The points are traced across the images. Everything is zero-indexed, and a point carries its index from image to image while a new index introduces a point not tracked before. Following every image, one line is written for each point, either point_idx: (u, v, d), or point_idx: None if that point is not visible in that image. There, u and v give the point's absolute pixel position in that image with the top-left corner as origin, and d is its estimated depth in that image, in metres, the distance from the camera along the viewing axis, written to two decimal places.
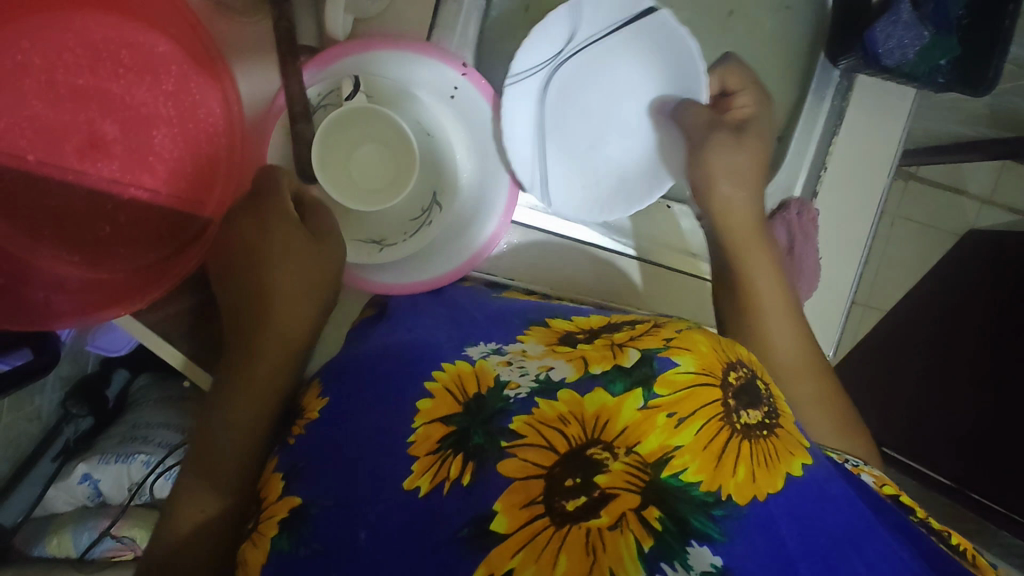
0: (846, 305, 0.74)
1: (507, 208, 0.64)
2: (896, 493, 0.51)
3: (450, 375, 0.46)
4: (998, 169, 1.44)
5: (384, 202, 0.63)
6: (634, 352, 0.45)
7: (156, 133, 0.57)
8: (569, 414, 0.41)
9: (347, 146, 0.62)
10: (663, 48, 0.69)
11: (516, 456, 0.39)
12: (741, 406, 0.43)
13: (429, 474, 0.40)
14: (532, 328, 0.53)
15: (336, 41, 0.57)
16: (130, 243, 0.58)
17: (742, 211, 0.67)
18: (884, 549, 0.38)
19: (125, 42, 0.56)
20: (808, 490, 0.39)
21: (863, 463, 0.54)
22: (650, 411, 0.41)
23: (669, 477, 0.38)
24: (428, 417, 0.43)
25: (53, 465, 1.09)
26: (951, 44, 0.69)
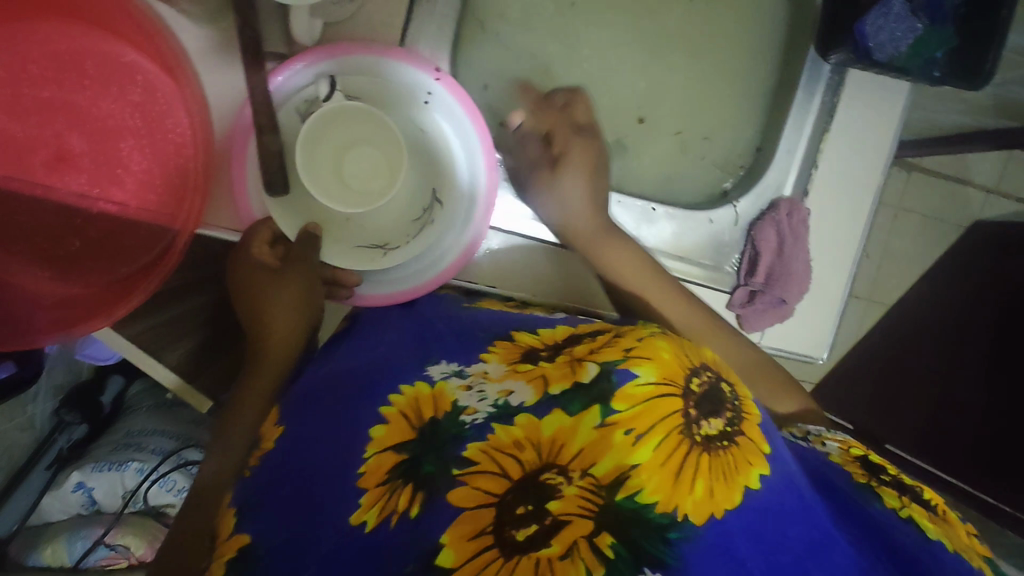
0: (841, 306, 0.71)
1: (452, 234, 0.61)
2: (864, 454, 0.50)
3: (406, 399, 0.46)
4: (1003, 159, 1.40)
5: (370, 203, 0.57)
6: (593, 366, 0.43)
7: (124, 146, 0.56)
8: (525, 439, 0.40)
9: (331, 158, 0.57)
10: (439, 103, 0.60)
11: (468, 485, 0.38)
12: (703, 416, 0.40)
13: (377, 508, 0.40)
14: (497, 343, 0.52)
15: (308, 48, 0.55)
16: (100, 257, 0.57)
17: (583, 225, 0.67)
18: (850, 557, 0.37)
19: (90, 52, 0.55)
20: (768, 503, 0.38)
21: (828, 433, 0.54)
22: (608, 428, 0.39)
23: (624, 499, 0.37)
24: (379, 446, 0.43)
25: (45, 475, 1.08)
26: (946, 36, 0.66)
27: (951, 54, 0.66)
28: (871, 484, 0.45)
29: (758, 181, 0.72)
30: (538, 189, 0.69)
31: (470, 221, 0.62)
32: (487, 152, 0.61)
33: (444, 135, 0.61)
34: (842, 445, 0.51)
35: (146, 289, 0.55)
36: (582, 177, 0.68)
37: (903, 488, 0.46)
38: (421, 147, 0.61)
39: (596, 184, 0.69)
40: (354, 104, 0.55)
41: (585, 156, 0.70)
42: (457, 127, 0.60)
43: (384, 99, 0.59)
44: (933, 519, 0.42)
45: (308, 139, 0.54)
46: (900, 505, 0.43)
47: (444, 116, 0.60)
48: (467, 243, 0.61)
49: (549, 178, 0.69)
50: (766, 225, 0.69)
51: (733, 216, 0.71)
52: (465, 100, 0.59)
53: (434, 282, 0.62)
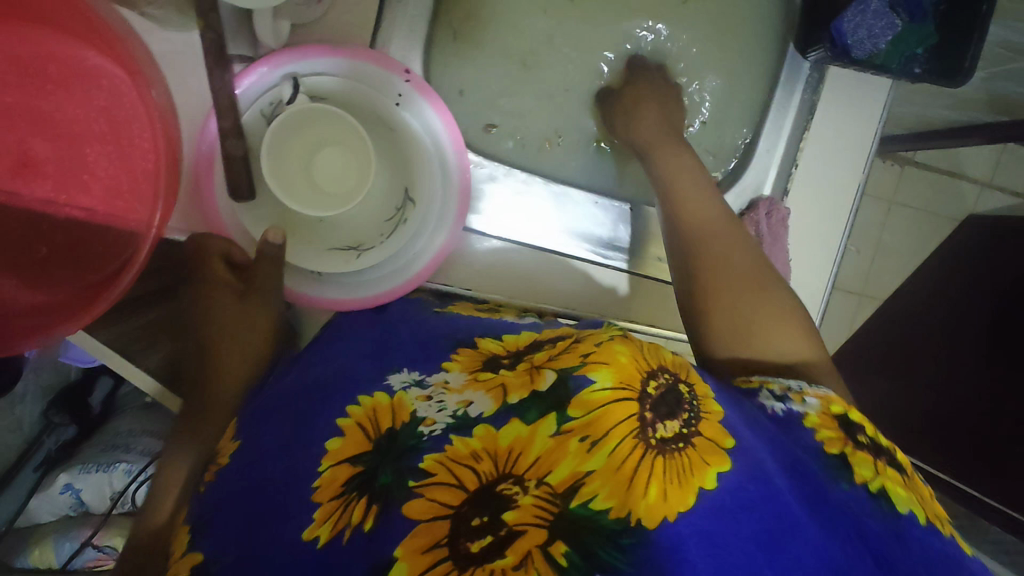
0: (822, 304, 0.71)
1: (423, 235, 0.59)
2: (843, 411, 0.47)
3: (364, 410, 0.46)
4: (997, 153, 1.39)
5: (339, 205, 0.56)
6: (551, 373, 0.44)
7: (90, 151, 0.56)
8: (483, 451, 0.40)
9: (302, 155, 0.56)
10: (408, 102, 0.58)
11: (423, 497, 0.39)
12: (658, 420, 0.40)
13: (330, 522, 0.40)
14: (459, 352, 0.52)
15: (269, 52, 0.53)
16: (69, 263, 0.57)
17: (643, 135, 0.68)
18: (803, 547, 0.38)
19: (52, 56, 0.54)
20: (723, 501, 0.38)
21: (807, 387, 0.50)
22: (563, 436, 0.40)
23: (578, 507, 0.37)
24: (334, 459, 0.43)
25: (34, 476, 1.09)
26: (925, 32, 0.65)
27: (931, 50, 0.65)
28: (848, 451, 0.44)
29: (734, 182, 0.72)
30: (608, 108, 0.72)
31: (443, 222, 0.60)
32: (457, 150, 0.59)
33: (415, 133, 0.59)
34: (824, 401, 0.48)
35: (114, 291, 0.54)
36: (656, 96, 0.70)
37: (879, 450, 0.46)
38: (393, 149, 0.60)
39: (667, 110, 0.71)
40: (321, 106, 0.54)
41: (648, 84, 0.71)
42: (426, 124, 0.58)
43: (352, 101, 0.57)
44: (905, 486, 0.44)
45: (273, 139, 0.53)
46: (873, 477, 0.43)
47: (414, 115, 0.58)
48: (439, 248, 0.60)
49: (615, 95, 0.72)
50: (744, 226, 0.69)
51: None
52: (435, 102, 0.58)
53: (407, 286, 0.60)
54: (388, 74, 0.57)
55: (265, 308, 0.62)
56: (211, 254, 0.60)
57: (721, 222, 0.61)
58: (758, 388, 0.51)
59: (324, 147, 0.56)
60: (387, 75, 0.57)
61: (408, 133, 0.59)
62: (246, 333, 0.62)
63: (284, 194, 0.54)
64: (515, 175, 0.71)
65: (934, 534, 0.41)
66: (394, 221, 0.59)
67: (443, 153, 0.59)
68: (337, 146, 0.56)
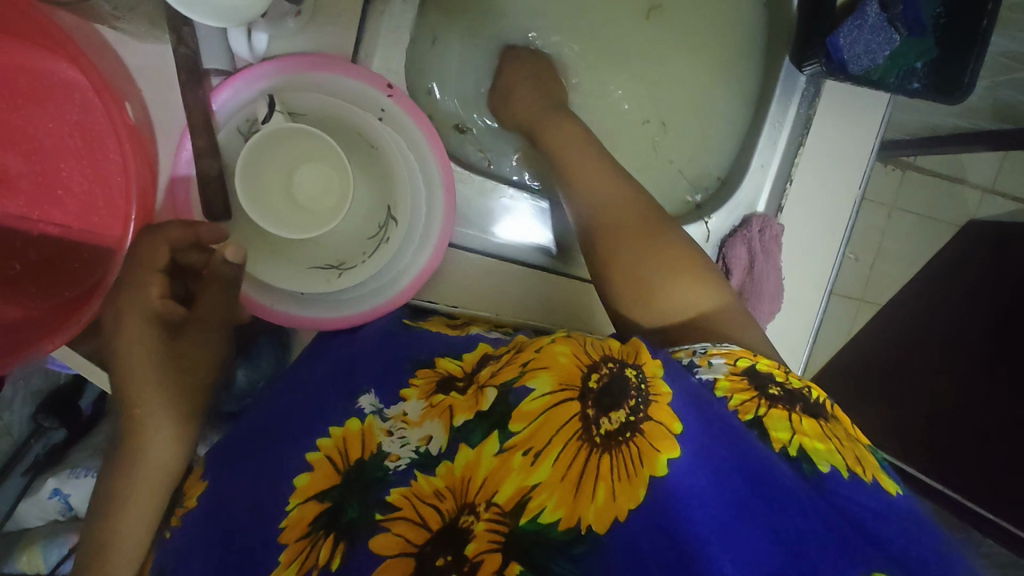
0: (818, 318, 0.69)
1: (407, 255, 0.58)
2: (749, 363, 0.49)
3: (333, 442, 0.50)
4: (1000, 159, 1.37)
5: (320, 226, 0.54)
6: (492, 391, 0.48)
7: (64, 167, 0.54)
8: (445, 487, 0.44)
9: (280, 176, 0.54)
10: (393, 117, 0.57)
11: (390, 532, 0.42)
12: (601, 414, 0.43)
13: (297, 563, 0.43)
14: (418, 374, 0.55)
15: (249, 67, 0.52)
16: (40, 280, 0.55)
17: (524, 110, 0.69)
18: (750, 535, 0.37)
19: (21, 68, 0.52)
20: (671, 492, 0.38)
21: (713, 345, 0.52)
22: (506, 453, 0.44)
23: (527, 523, 0.39)
24: (301, 496, 0.47)
25: (23, 480, 1.08)
26: (927, 46, 0.63)
27: (931, 64, 0.64)
28: (762, 413, 0.46)
29: (732, 197, 0.69)
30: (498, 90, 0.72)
31: (427, 239, 0.58)
32: (442, 164, 0.58)
33: (398, 148, 0.57)
34: (729, 360, 0.49)
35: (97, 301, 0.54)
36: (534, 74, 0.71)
37: (792, 398, 0.47)
38: (370, 164, 0.58)
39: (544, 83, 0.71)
40: (296, 125, 0.52)
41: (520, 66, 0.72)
42: (410, 138, 0.57)
43: (331, 117, 0.56)
44: (824, 438, 0.44)
45: (249, 158, 0.50)
46: (789, 438, 0.44)
47: (399, 131, 0.57)
48: (425, 266, 0.58)
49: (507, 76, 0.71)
50: (737, 242, 0.67)
51: (704, 233, 0.68)
52: (421, 118, 0.57)
53: (394, 303, 0.59)
54: (370, 89, 0.56)
55: (214, 340, 0.55)
56: (149, 271, 0.51)
57: (615, 190, 0.60)
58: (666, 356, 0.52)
59: (300, 164, 0.55)
60: (367, 90, 0.56)
61: (392, 148, 0.57)
62: (184, 373, 0.53)
63: (261, 215, 0.52)
64: (503, 190, 0.68)
65: (859, 487, 0.42)
66: (375, 238, 0.57)
67: (427, 166, 0.58)
68: (313, 160, 0.54)
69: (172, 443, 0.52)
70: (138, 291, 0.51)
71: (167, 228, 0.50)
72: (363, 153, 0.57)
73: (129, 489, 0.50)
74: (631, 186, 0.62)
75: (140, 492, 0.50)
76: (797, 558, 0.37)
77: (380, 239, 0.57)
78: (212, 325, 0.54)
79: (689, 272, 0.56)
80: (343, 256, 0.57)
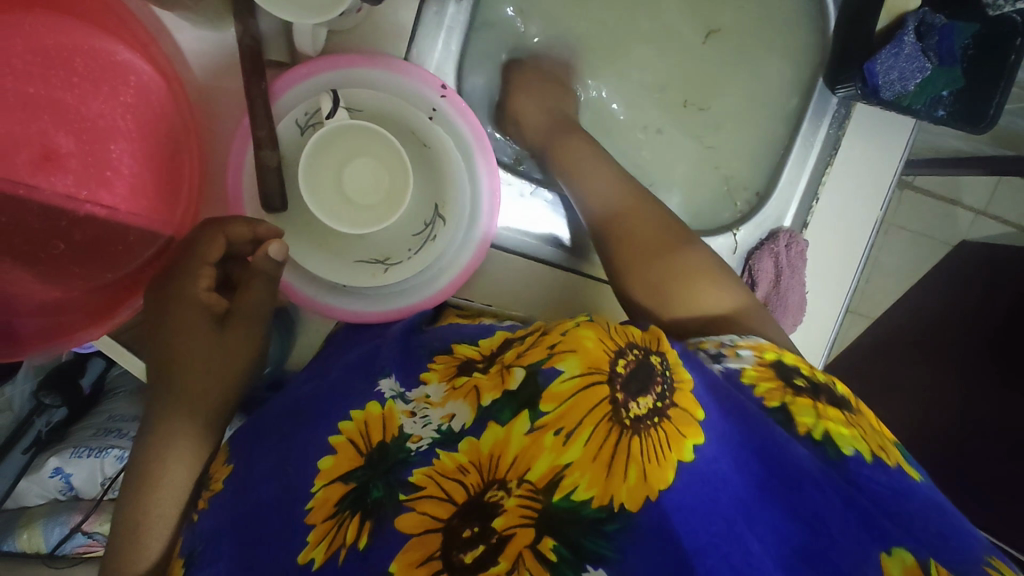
0: (832, 334, 0.72)
1: (452, 255, 0.59)
2: (777, 357, 0.49)
3: (356, 426, 0.48)
4: (994, 183, 1.41)
5: (375, 223, 0.55)
6: (520, 371, 0.45)
7: (114, 147, 0.54)
8: (469, 462, 0.42)
9: (331, 169, 0.55)
10: (444, 118, 0.57)
11: (414, 510, 0.41)
12: (631, 398, 0.41)
13: (324, 544, 0.42)
14: (436, 360, 0.53)
15: (306, 59, 0.53)
16: (86, 261, 0.55)
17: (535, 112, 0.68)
18: (774, 518, 0.39)
19: (79, 49, 0.52)
20: (699, 474, 0.39)
21: (739, 337, 0.51)
22: (537, 432, 0.41)
23: (561, 500, 0.38)
24: (327, 478, 0.46)
25: (24, 458, 1.05)
26: (954, 75, 0.65)
27: (957, 94, 0.66)
28: (787, 401, 0.45)
29: (757, 211, 0.72)
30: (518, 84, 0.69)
31: (467, 238, 0.59)
32: (490, 172, 0.59)
33: (448, 149, 0.58)
34: (756, 352, 0.50)
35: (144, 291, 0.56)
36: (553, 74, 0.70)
37: (818, 389, 0.47)
38: (426, 161, 0.59)
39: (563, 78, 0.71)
40: (357, 122, 0.53)
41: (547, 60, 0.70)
42: (459, 138, 0.58)
43: (384, 112, 0.57)
44: (848, 424, 0.44)
45: (310, 156, 0.53)
46: (815, 423, 0.44)
47: (449, 130, 0.58)
48: (467, 265, 0.59)
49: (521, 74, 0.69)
50: (765, 255, 0.69)
51: (732, 244, 0.71)
52: (469, 119, 0.57)
53: (432, 300, 0.59)
54: (422, 87, 0.56)
55: (253, 334, 0.54)
56: (201, 262, 0.52)
57: (619, 190, 0.62)
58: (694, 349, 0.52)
59: (354, 158, 0.56)
60: (419, 87, 0.56)
61: (444, 148, 0.58)
62: (225, 364, 0.52)
63: (318, 207, 0.53)
64: (542, 193, 0.69)
65: (880, 469, 0.42)
66: (419, 233, 0.59)
67: (472, 165, 0.58)
68: (363, 152, 0.55)
69: (205, 425, 0.52)
70: (186, 281, 0.52)
71: (227, 224, 0.52)
72: (419, 149, 0.59)
73: (160, 474, 0.49)
74: (633, 187, 0.62)
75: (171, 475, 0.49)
76: (817, 536, 0.38)
77: (429, 237, 0.59)
78: (256, 320, 0.54)
79: (712, 282, 0.56)
80: (387, 250, 0.58)
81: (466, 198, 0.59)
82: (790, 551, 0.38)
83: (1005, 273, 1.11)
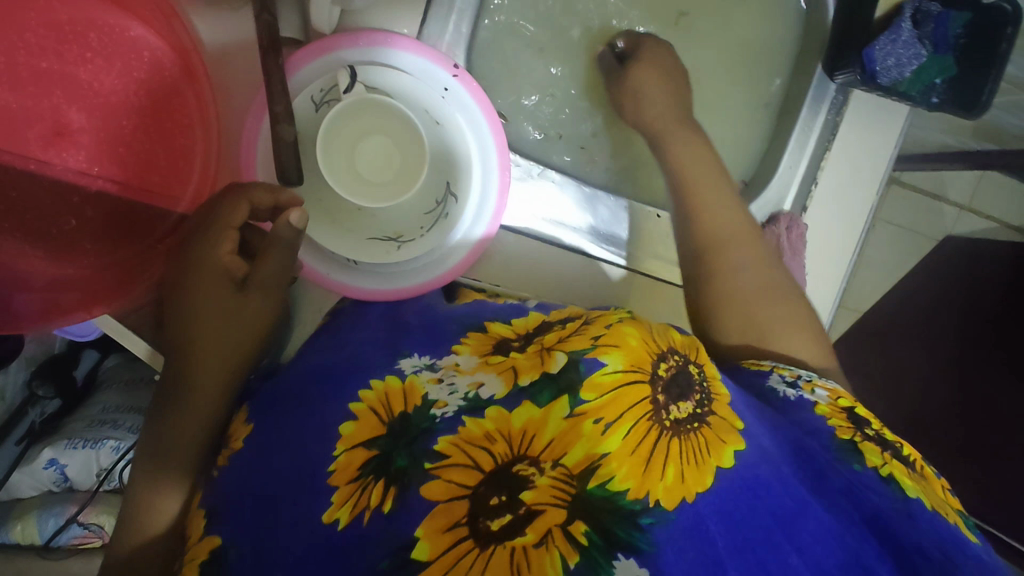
0: (830, 317, 0.73)
1: (462, 232, 0.60)
2: (850, 406, 0.50)
3: (376, 395, 0.48)
4: (977, 179, 1.44)
5: (390, 198, 0.58)
6: (562, 356, 0.47)
7: (126, 124, 0.54)
8: (495, 431, 0.43)
9: (349, 141, 0.57)
10: (458, 97, 0.58)
11: (440, 479, 0.41)
12: (670, 402, 0.44)
13: (349, 506, 0.42)
14: (469, 335, 0.55)
15: (322, 36, 0.53)
16: (98, 237, 0.55)
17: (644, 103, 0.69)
18: (815, 529, 0.40)
19: (93, 23, 0.52)
20: (737, 483, 0.41)
21: (817, 377, 0.53)
22: (576, 418, 0.43)
23: (595, 488, 0.39)
24: (349, 442, 0.45)
25: (15, 450, 0.97)
26: (946, 64, 0.68)
27: (949, 81, 0.69)
28: (857, 439, 0.47)
29: (758, 195, 0.74)
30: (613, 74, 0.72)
31: (479, 215, 0.60)
32: (501, 152, 0.59)
33: (460, 126, 0.59)
34: (831, 394, 0.51)
35: (152, 277, 0.57)
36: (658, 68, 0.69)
37: (885, 442, 0.48)
38: (443, 154, 0.60)
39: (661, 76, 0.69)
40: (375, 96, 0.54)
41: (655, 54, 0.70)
42: (472, 116, 0.59)
43: (398, 91, 0.58)
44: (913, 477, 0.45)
45: (329, 129, 0.54)
46: (881, 462, 0.45)
47: (463, 110, 0.58)
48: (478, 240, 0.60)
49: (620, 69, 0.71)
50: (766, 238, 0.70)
51: None
52: (480, 98, 0.58)
53: (434, 283, 0.60)
54: (438, 68, 0.57)
55: (271, 301, 0.54)
56: (225, 226, 0.52)
57: (736, 225, 0.61)
58: (769, 370, 0.54)
59: (373, 133, 0.57)
60: (434, 67, 0.57)
61: (456, 126, 0.59)
62: (244, 325, 0.53)
63: (334, 178, 0.56)
64: (550, 174, 0.72)
65: (938, 519, 0.43)
66: (432, 210, 0.59)
67: (485, 146, 0.59)
68: (382, 128, 0.57)
69: (223, 381, 0.52)
70: (209, 246, 0.52)
71: (251, 190, 0.52)
72: (434, 130, 0.60)
73: (173, 424, 0.50)
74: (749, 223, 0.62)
75: (186, 426, 0.50)
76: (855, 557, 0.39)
77: (443, 215, 0.59)
78: (272, 293, 0.54)
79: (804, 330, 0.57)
80: (401, 227, 0.59)
81: (479, 174, 0.60)
82: (828, 565, 0.39)
83: (989, 261, 1.14)
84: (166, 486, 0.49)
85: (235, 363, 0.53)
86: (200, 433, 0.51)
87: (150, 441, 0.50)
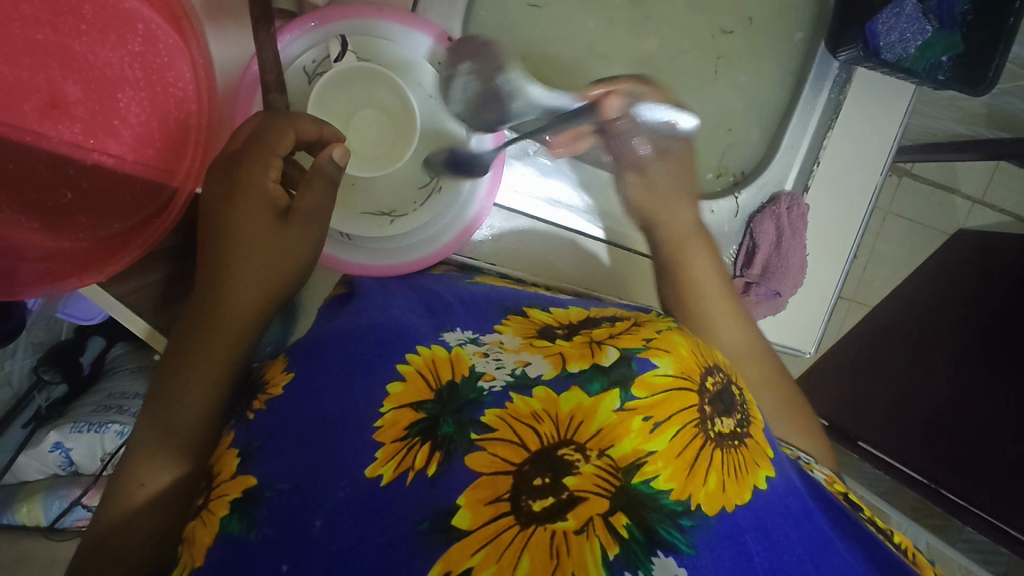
0: (831, 301, 0.74)
1: (453, 208, 0.60)
2: (845, 492, 0.52)
3: (423, 360, 0.45)
4: (991, 170, 1.41)
5: (384, 168, 0.58)
6: (613, 350, 0.46)
7: (122, 97, 0.54)
8: (543, 411, 0.41)
9: (345, 109, 0.58)
10: (453, 73, 0.58)
11: (485, 451, 0.39)
12: (716, 414, 0.44)
13: (393, 462, 0.39)
14: (510, 318, 0.52)
15: (319, 8, 0.53)
16: (93, 211, 0.55)
17: (673, 225, 0.67)
18: (841, 564, 0.40)
19: None
20: (775, 502, 0.41)
21: (815, 461, 0.54)
22: (626, 413, 0.42)
23: (640, 483, 0.39)
24: (396, 402, 0.42)
25: (23, 433, 0.99)
26: (952, 41, 0.67)
27: (956, 59, 0.68)
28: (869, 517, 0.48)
29: (761, 171, 0.72)
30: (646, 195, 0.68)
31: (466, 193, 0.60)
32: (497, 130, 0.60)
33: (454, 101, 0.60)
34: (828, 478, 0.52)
35: (136, 248, 0.54)
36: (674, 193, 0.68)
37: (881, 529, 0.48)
38: (439, 140, 0.61)
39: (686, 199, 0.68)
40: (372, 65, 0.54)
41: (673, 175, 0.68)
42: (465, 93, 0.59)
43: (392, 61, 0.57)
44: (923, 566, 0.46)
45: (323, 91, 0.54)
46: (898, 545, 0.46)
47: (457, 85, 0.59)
48: (477, 215, 0.60)
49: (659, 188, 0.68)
50: (767, 218, 0.70)
51: (733, 208, 0.72)
52: (477, 75, 0.58)
53: (430, 259, 0.60)
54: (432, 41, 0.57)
55: (308, 235, 0.51)
56: (269, 154, 0.48)
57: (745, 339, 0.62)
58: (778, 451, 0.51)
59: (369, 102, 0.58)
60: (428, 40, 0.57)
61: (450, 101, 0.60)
62: (282, 256, 0.50)
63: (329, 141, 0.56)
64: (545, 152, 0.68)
65: None
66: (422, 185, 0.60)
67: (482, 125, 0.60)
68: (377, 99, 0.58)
69: (254, 309, 0.50)
70: (256, 168, 0.48)
71: (300, 121, 0.50)
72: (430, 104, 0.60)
73: (200, 356, 0.47)
74: (742, 317, 0.63)
75: (212, 355, 0.48)
76: None
77: (438, 193, 0.59)
78: (319, 221, 0.51)
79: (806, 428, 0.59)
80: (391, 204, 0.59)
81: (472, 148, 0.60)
82: None
83: (1004, 250, 1.11)
84: (186, 418, 0.47)
85: (271, 294, 0.50)
86: (218, 373, 0.48)
87: (167, 383, 0.47)
